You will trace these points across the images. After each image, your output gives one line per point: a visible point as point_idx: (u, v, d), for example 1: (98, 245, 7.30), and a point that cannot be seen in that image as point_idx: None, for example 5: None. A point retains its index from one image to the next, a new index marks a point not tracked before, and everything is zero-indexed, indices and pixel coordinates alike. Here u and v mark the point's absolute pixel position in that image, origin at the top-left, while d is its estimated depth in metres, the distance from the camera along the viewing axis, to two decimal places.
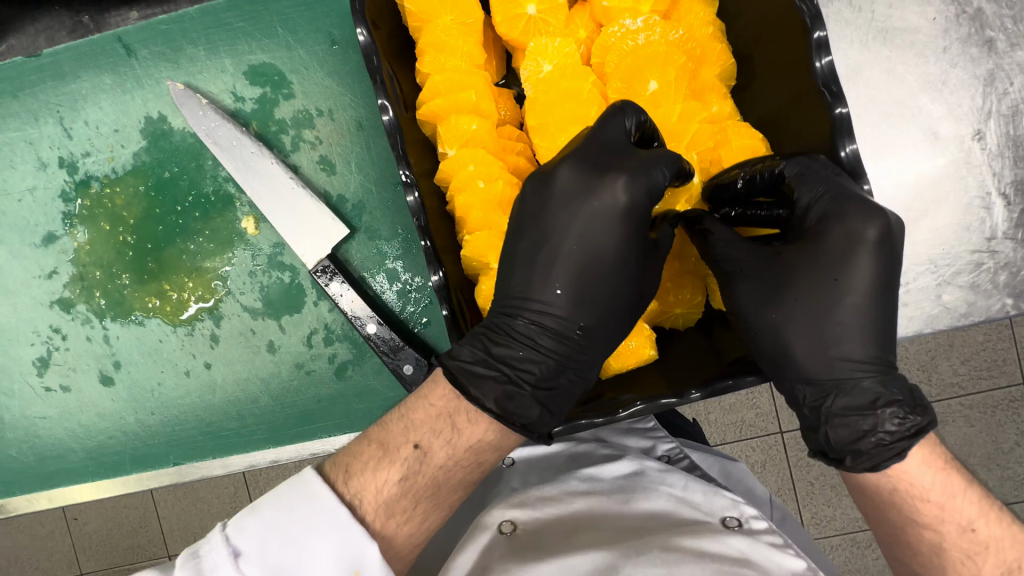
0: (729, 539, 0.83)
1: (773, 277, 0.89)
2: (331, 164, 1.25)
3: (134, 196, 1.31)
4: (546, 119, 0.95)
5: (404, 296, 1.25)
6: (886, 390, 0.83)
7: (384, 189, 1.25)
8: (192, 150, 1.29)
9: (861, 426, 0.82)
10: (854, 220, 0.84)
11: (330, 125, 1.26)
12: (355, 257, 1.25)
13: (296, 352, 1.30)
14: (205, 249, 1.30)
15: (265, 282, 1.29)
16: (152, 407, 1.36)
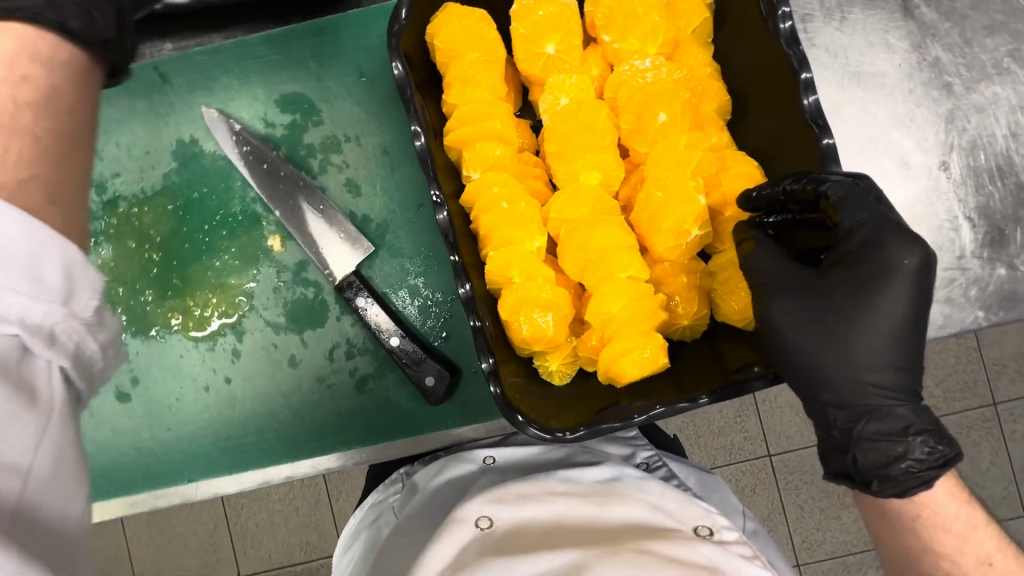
0: (696, 544, 0.88)
1: (811, 300, 0.96)
2: (357, 186, 1.38)
3: (162, 215, 1.41)
4: (564, 147, 1.10)
5: (426, 311, 1.36)
6: (916, 419, 0.93)
7: (407, 210, 1.38)
8: (221, 172, 1.40)
9: (893, 451, 0.92)
10: (894, 250, 0.89)
11: (357, 149, 1.39)
12: (378, 275, 1.37)
13: (318, 365, 1.39)
14: (230, 266, 1.40)
15: (289, 298, 1.38)
16: (168, 423, 1.42)
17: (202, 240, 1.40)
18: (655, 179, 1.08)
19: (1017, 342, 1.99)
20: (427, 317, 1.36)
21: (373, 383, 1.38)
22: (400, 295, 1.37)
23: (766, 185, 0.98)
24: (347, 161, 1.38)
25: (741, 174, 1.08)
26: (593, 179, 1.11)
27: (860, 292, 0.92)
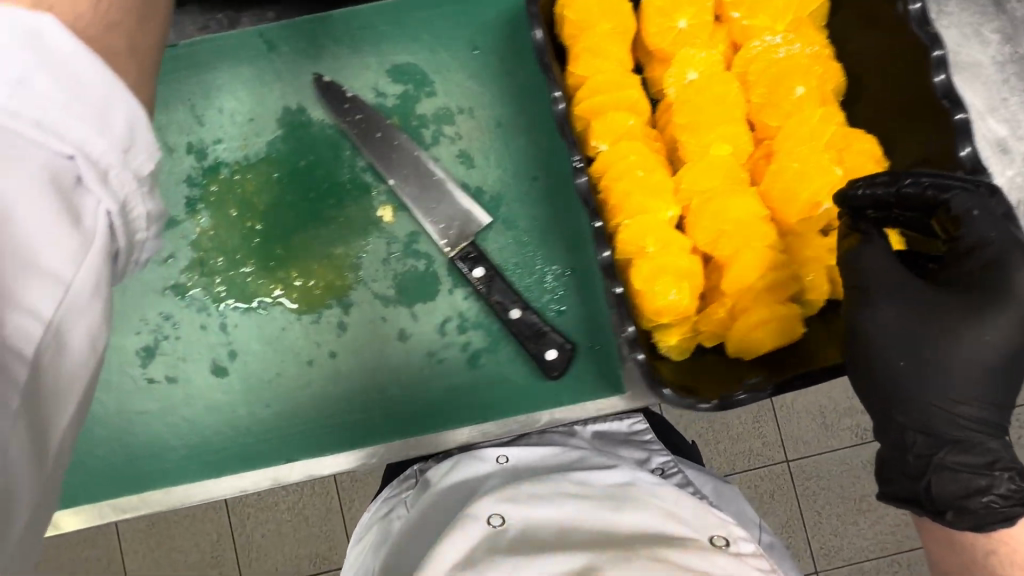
0: (702, 553, 0.81)
1: (917, 307, 0.90)
2: (471, 158, 1.35)
3: (265, 183, 1.34)
4: (698, 119, 1.09)
5: (538, 289, 1.29)
6: (1003, 455, 0.88)
7: (520, 184, 1.33)
8: (330, 140, 1.34)
9: (974, 482, 0.86)
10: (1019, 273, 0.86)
11: (470, 122, 1.36)
12: (491, 249, 1.31)
13: (492, 345, 1.28)
14: (341, 237, 1.32)
15: (400, 270, 1.30)
16: (267, 398, 1.27)
17: (307, 207, 1.33)
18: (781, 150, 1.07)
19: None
20: (554, 297, 1.28)
21: (495, 363, 1.27)
22: (518, 273, 1.30)
23: (875, 182, 0.91)
24: (507, 140, 1.36)
25: (863, 152, 1.05)
26: (722, 146, 1.08)
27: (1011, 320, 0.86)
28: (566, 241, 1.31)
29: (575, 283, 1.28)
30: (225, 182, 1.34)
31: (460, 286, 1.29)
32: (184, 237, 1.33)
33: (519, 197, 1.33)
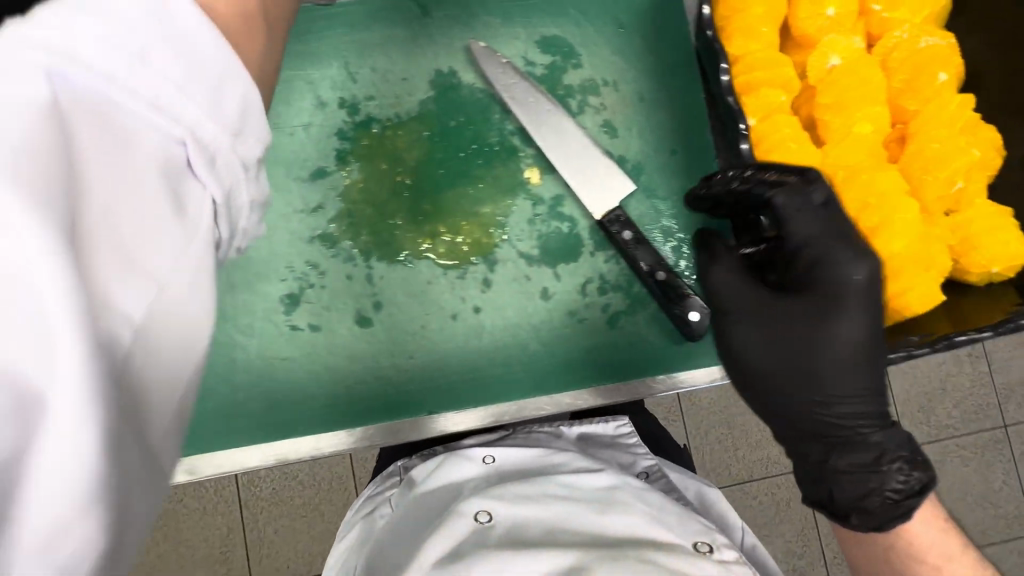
0: (474, 549, 0.65)
1: (773, 316, 0.77)
2: (569, 48, 0.99)
3: (401, 130, 0.95)
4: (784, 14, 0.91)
5: (533, 224, 0.95)
6: (887, 445, 0.74)
7: (634, 58, 1.00)
8: (414, 56, 0.97)
9: (863, 484, 0.72)
10: (842, 268, 0.73)
11: (580, 34, 1.00)
12: (550, 192, 0.95)
13: (441, 307, 0.93)
14: (456, 139, 0.96)
15: (503, 179, 0.95)
16: (405, 352, 0.92)
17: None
18: (816, 106, 0.91)
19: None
20: (587, 239, 0.95)
21: (422, 353, 0.93)
22: (505, 212, 0.95)
23: (714, 179, 0.79)
24: (450, 72, 0.97)
25: (933, 88, 0.88)
26: (773, 90, 0.87)
27: (783, 348, 0.76)
28: (520, 167, 0.95)
29: (681, 165, 0.98)
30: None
31: (430, 252, 0.93)
32: None
33: (471, 144, 0.95)
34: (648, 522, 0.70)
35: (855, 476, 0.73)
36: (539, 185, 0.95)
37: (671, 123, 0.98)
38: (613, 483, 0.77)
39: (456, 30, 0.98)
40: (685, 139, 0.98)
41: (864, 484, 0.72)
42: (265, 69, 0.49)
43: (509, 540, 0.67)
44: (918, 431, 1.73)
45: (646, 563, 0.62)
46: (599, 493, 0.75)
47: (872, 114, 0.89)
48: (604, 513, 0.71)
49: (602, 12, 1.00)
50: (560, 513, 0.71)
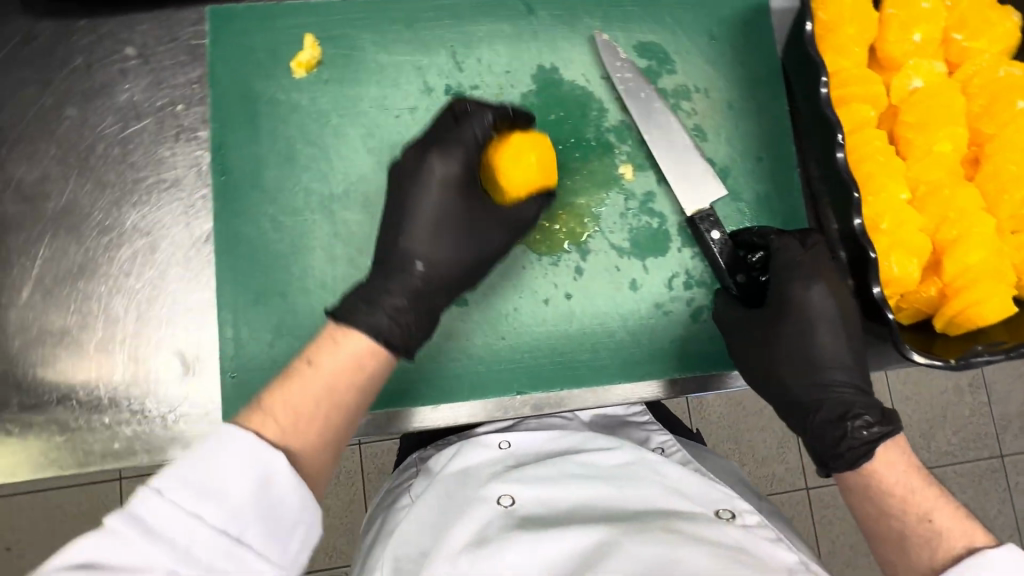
0: (501, 532, 0.76)
1: (764, 314, 0.88)
2: (666, 56, 1.04)
3: (506, 120, 0.99)
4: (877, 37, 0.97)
5: (625, 217, 0.99)
6: (853, 402, 0.82)
7: (726, 68, 1.05)
8: (521, 52, 1.02)
9: (830, 434, 0.81)
10: (789, 281, 0.86)
11: (674, 42, 1.05)
12: (640, 188, 1.00)
13: (534, 291, 0.97)
14: (559, 133, 1.00)
15: (598, 174, 1.00)
16: (492, 332, 0.95)
17: (333, 144, 0.96)
18: (898, 125, 0.96)
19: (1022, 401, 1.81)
20: (675, 235, 0.99)
21: (514, 334, 0.96)
22: (599, 204, 0.99)
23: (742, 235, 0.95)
24: (552, 69, 1.02)
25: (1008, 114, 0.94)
26: (863, 106, 0.93)
27: (780, 338, 0.86)
28: (615, 163, 1.00)
29: (764, 173, 1.04)
30: (256, 109, 0.96)
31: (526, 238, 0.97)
32: (160, 164, 0.99)
33: (569, 138, 1.00)
34: (666, 494, 0.82)
35: (824, 427, 0.83)
36: (633, 180, 1.00)
37: (755, 132, 1.04)
38: (631, 459, 0.86)
39: (559, 30, 1.03)
40: (769, 148, 1.04)
41: (836, 436, 0.81)
42: (354, 392, 0.75)
43: (532, 521, 0.78)
44: (922, 455, 1.78)
45: (677, 532, 0.73)
46: (615, 470, 0.85)
47: (952, 135, 0.94)
48: (624, 488, 0.82)
49: (697, 22, 1.06)
50: (579, 493, 0.82)
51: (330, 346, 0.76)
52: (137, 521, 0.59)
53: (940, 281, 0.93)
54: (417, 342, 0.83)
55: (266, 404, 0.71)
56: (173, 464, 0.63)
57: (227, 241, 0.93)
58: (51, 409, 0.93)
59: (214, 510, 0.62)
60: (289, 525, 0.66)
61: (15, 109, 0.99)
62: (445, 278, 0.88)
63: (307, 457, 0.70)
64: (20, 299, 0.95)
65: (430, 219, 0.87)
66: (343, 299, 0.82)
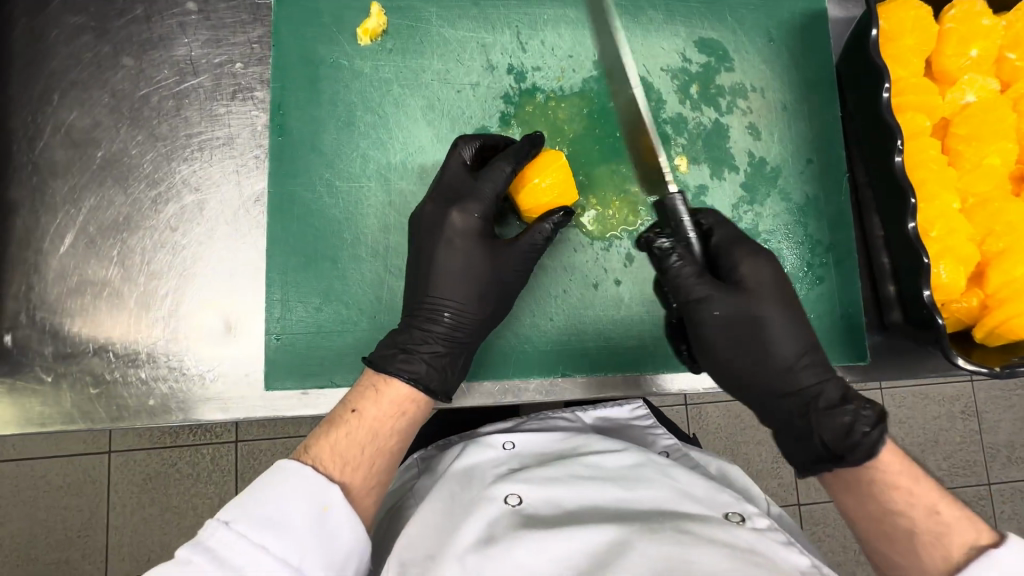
0: (510, 530, 0.75)
1: (742, 297, 0.85)
2: (725, 52, 1.05)
3: (569, 106, 0.99)
4: (939, 48, 0.98)
5: None
6: (842, 391, 0.80)
7: (781, 70, 1.07)
8: (584, 37, 1.02)
9: (830, 422, 0.77)
10: (746, 260, 0.87)
11: (732, 40, 1.06)
12: (693, 181, 1.01)
13: (583, 275, 0.98)
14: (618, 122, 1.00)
15: None
16: (542, 312, 0.97)
17: (393, 114, 0.97)
18: (950, 137, 0.98)
19: (1010, 431, 1.82)
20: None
21: (560, 317, 0.97)
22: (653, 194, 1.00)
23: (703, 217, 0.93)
24: (613, 57, 1.02)
25: None
26: (919, 115, 0.94)
27: (756, 334, 0.84)
28: (670, 155, 1.01)
29: (813, 175, 1.05)
30: (319, 73, 0.96)
31: (580, 222, 0.98)
32: (214, 121, 0.98)
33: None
34: (676, 496, 0.81)
35: (829, 416, 0.78)
36: (686, 173, 1.01)
37: (808, 135, 1.06)
38: (639, 462, 0.87)
39: (622, 19, 1.03)
40: (821, 151, 1.05)
41: (845, 422, 0.76)
42: (399, 435, 0.81)
43: (539, 520, 0.77)
44: None
45: (688, 533, 0.71)
46: (625, 471, 0.85)
47: (1003, 149, 0.95)
48: (634, 489, 0.81)
49: (757, 23, 1.07)
50: (586, 493, 0.81)
51: (375, 396, 0.81)
52: (208, 552, 0.64)
53: (982, 292, 0.93)
54: (452, 379, 0.87)
55: (312, 452, 0.76)
56: (240, 501, 0.69)
57: (281, 200, 0.93)
58: (86, 359, 0.90)
59: (278, 542, 0.66)
60: (343, 556, 0.71)
61: (71, 54, 0.97)
62: (474, 325, 0.89)
63: (359, 493, 0.76)
64: (61, 247, 0.93)
65: (452, 281, 0.89)
66: (381, 346, 0.87)
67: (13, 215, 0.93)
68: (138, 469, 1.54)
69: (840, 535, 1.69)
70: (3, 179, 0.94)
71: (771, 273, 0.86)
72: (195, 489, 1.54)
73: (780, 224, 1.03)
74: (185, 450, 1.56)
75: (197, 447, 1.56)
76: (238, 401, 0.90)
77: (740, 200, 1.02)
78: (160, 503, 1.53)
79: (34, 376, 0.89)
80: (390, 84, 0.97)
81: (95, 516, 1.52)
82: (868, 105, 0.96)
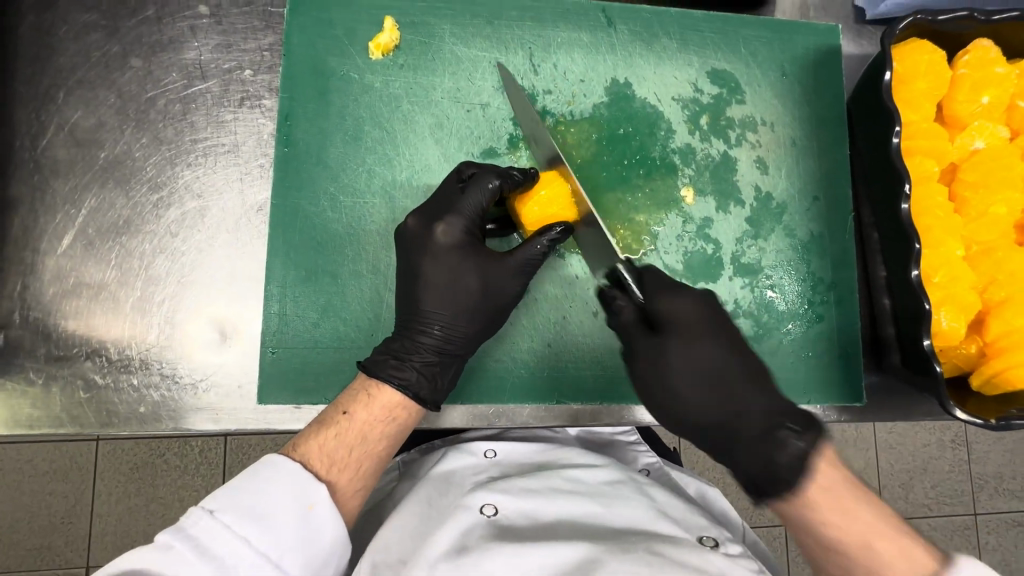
0: (482, 541, 0.74)
1: (712, 350, 0.82)
2: (736, 83, 1.05)
3: (578, 132, 0.99)
4: (952, 93, 0.98)
5: (681, 240, 0.99)
6: (803, 424, 0.75)
7: (792, 105, 1.06)
8: (597, 63, 1.02)
9: (760, 453, 0.75)
10: (658, 298, 0.84)
11: (745, 72, 1.06)
12: (697, 214, 1.01)
13: (585, 302, 0.98)
14: (626, 150, 1.00)
15: (660, 194, 1.00)
16: (543, 337, 0.97)
17: (401, 131, 0.96)
18: (957, 183, 0.97)
19: (999, 463, 1.83)
20: (727, 264, 1.01)
21: (558, 343, 0.97)
22: (658, 224, 0.99)
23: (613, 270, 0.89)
24: (625, 83, 1.02)
25: None
26: (927, 160, 0.94)
27: (705, 378, 0.82)
28: (677, 185, 1.01)
29: (819, 212, 1.04)
30: (328, 85, 0.95)
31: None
32: (220, 127, 0.97)
33: (635, 154, 1.00)
34: (652, 516, 0.80)
35: (757, 449, 0.76)
36: (692, 205, 1.01)
37: (816, 172, 1.06)
38: (617, 479, 0.87)
39: (635, 46, 1.03)
40: (827, 189, 1.05)
41: (772, 458, 0.73)
42: (388, 441, 0.81)
43: (512, 532, 0.76)
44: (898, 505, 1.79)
45: (659, 555, 0.69)
46: (602, 488, 0.85)
47: (1011, 197, 0.95)
48: (610, 506, 0.81)
49: (770, 57, 1.07)
50: (561, 508, 0.80)
51: (366, 402, 0.81)
52: (189, 540, 0.64)
53: (981, 339, 0.93)
54: (442, 389, 0.87)
55: (301, 450, 0.75)
56: (226, 491, 0.69)
57: (284, 213, 0.92)
58: (78, 363, 0.89)
59: (260, 536, 0.67)
60: (323, 556, 0.71)
61: (79, 52, 0.96)
62: (464, 335, 0.89)
63: (344, 494, 0.76)
64: (60, 247, 0.92)
65: (441, 294, 0.88)
66: (375, 351, 0.87)
67: (12, 212, 0.92)
68: (126, 458, 1.53)
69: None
70: (4, 175, 0.93)
71: (686, 306, 0.83)
72: (182, 481, 1.54)
73: (783, 259, 1.03)
74: (174, 441, 1.55)
75: (185, 440, 1.55)
76: (229, 411, 0.90)
77: (744, 234, 1.02)
78: (146, 493, 1.52)
79: (24, 378, 0.88)
80: (399, 100, 0.96)
81: (80, 504, 1.50)
82: (878, 147, 0.95)
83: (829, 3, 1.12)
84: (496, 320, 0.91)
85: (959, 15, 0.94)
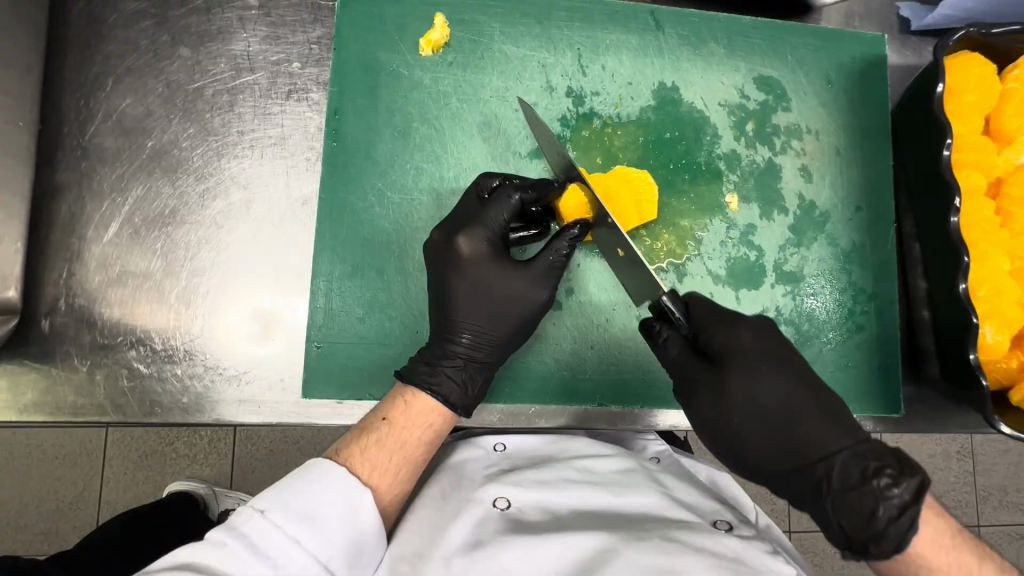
0: (497, 534, 0.72)
1: (788, 369, 0.79)
2: (782, 91, 1.05)
3: (628, 135, 0.99)
4: (1002, 105, 0.96)
5: (724, 246, 1.00)
6: (863, 457, 0.71)
7: (838, 114, 1.06)
8: (646, 67, 1.02)
9: (864, 505, 0.68)
10: (720, 332, 0.81)
11: (791, 79, 1.06)
12: (741, 220, 1.01)
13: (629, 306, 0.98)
14: (674, 155, 1.00)
15: (705, 199, 1.00)
16: (589, 338, 0.97)
17: (449, 129, 0.96)
18: (1002, 196, 0.96)
19: (1004, 475, 1.83)
20: (770, 271, 1.01)
21: (601, 344, 0.97)
22: (702, 229, 0.99)
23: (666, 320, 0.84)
24: (673, 87, 1.02)
25: None
26: (975, 173, 0.93)
27: (767, 416, 0.78)
28: (722, 191, 1.01)
29: (862, 223, 1.04)
30: (378, 80, 0.96)
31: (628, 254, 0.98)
32: (266, 119, 0.97)
33: (681, 158, 1.00)
34: (665, 503, 0.77)
35: (847, 496, 0.70)
36: (736, 211, 1.01)
37: (860, 181, 1.05)
38: (628, 466, 0.83)
39: (683, 49, 1.03)
40: (870, 199, 1.05)
41: (864, 504, 0.68)
42: (425, 452, 0.78)
43: (527, 525, 0.74)
44: None
45: (673, 541, 0.67)
46: (615, 475, 0.81)
47: None
48: (622, 493, 0.78)
49: (817, 65, 1.07)
50: (577, 499, 0.78)
51: (404, 407, 0.79)
52: (242, 538, 0.64)
53: (1022, 354, 0.90)
54: (473, 396, 0.84)
55: (344, 454, 0.74)
56: (276, 490, 0.69)
57: (332, 208, 0.93)
58: (122, 352, 0.89)
59: (311, 537, 0.66)
60: (365, 556, 0.71)
61: (128, 39, 0.96)
62: (494, 342, 0.87)
63: (384, 497, 0.74)
64: (106, 235, 0.92)
65: (471, 303, 0.87)
66: (411, 359, 0.86)
67: (59, 198, 0.92)
68: (135, 446, 1.53)
69: (829, 565, 1.68)
70: (52, 161, 0.93)
71: (749, 336, 0.80)
72: (192, 470, 1.53)
73: (825, 268, 1.03)
74: (183, 431, 1.54)
75: (196, 429, 1.55)
76: (271, 405, 0.89)
77: (787, 242, 1.02)
78: (154, 482, 1.52)
79: (69, 364, 0.87)
80: (447, 99, 0.97)
81: (88, 491, 1.50)
82: (926, 157, 0.95)
83: (874, 12, 1.12)
84: (529, 329, 0.89)
85: (1012, 29, 0.94)
